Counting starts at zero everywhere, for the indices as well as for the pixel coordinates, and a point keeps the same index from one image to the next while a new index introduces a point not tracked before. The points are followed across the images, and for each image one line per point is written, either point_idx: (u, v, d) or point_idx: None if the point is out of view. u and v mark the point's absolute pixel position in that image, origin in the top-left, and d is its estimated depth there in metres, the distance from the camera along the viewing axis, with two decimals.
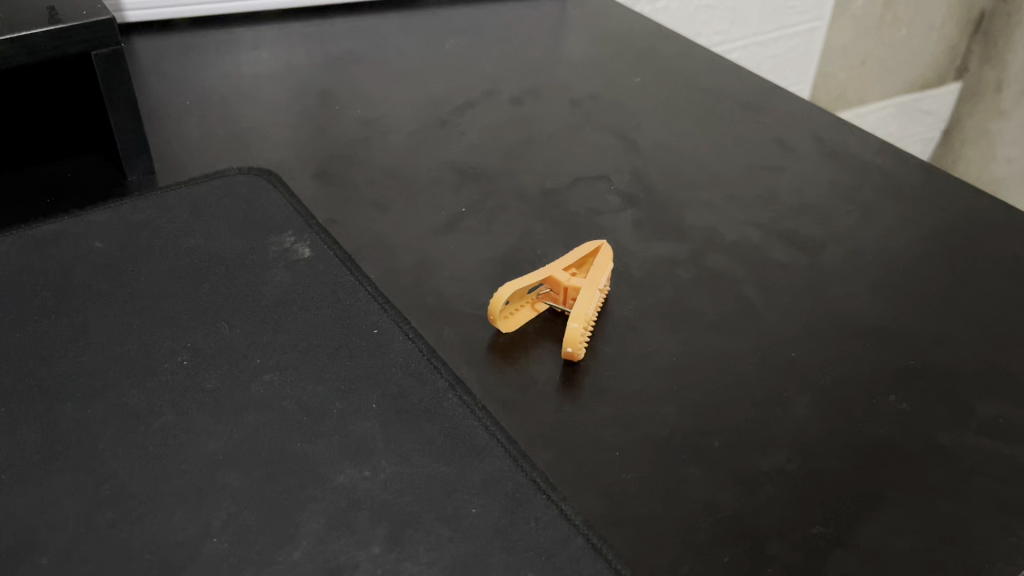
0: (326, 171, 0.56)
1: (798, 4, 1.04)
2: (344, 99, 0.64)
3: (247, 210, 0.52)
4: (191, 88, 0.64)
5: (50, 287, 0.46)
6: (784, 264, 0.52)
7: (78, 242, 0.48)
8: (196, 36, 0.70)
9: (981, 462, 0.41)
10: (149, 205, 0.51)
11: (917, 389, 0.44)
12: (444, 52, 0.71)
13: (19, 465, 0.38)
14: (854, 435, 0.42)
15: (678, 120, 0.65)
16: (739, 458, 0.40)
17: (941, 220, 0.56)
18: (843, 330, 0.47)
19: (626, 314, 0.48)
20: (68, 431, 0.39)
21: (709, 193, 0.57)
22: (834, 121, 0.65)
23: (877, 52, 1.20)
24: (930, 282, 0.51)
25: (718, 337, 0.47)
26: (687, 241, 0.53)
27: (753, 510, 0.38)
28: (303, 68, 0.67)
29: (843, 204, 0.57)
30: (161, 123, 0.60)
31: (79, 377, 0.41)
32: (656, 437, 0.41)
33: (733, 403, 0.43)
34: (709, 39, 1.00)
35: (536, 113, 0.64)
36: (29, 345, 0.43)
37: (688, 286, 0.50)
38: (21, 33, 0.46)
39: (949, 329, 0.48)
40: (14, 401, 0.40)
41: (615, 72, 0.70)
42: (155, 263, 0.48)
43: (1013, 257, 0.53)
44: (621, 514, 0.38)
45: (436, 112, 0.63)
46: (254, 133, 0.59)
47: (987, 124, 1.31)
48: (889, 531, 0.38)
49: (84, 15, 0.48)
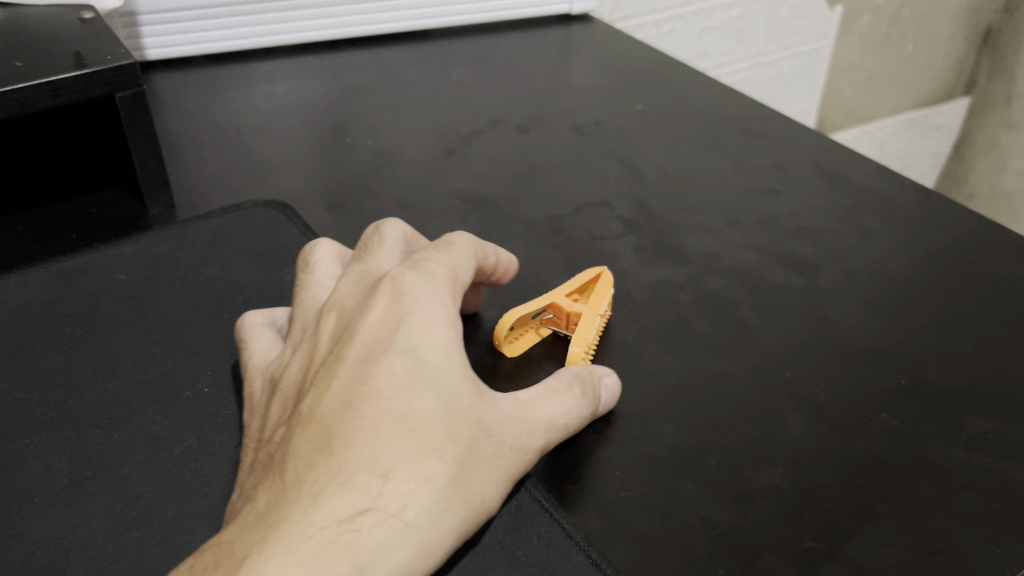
0: (339, 202, 0.58)
1: (804, 24, 1.04)
2: (357, 130, 0.66)
3: (264, 241, 0.54)
4: (211, 123, 0.66)
5: (78, 318, 0.48)
6: (780, 286, 0.54)
7: (104, 275, 0.51)
8: (214, 72, 0.72)
9: (970, 476, 0.42)
10: (170, 238, 0.54)
11: (909, 406, 0.46)
12: (453, 82, 0.74)
13: (52, 489, 0.39)
14: (847, 451, 0.43)
15: (679, 146, 0.67)
16: (736, 476, 0.42)
17: (932, 242, 0.57)
18: (838, 351, 0.49)
19: (625, 337, 0.49)
20: (97, 456, 0.40)
21: (709, 218, 0.59)
22: (830, 147, 0.68)
23: (885, 68, 1.21)
24: (923, 303, 0.53)
25: (716, 359, 0.48)
26: (687, 265, 0.55)
27: (750, 525, 0.40)
28: (317, 100, 0.70)
29: (839, 226, 0.59)
30: (182, 157, 0.62)
31: (105, 405, 0.43)
32: (655, 456, 0.43)
33: (730, 422, 0.45)
34: (714, 60, 1.01)
35: (540, 141, 0.66)
36: (58, 374, 0.44)
37: (687, 310, 0.51)
38: (50, 78, 0.48)
39: (941, 348, 0.49)
40: (46, 430, 0.42)
41: (619, 99, 0.72)
42: (177, 294, 0.50)
43: (1003, 278, 0.54)
44: (621, 530, 0.39)
45: (445, 141, 0.66)
46: (270, 167, 0.62)
47: (998, 136, 1.29)
48: (879, 544, 0.39)
49: (109, 60, 0.50)
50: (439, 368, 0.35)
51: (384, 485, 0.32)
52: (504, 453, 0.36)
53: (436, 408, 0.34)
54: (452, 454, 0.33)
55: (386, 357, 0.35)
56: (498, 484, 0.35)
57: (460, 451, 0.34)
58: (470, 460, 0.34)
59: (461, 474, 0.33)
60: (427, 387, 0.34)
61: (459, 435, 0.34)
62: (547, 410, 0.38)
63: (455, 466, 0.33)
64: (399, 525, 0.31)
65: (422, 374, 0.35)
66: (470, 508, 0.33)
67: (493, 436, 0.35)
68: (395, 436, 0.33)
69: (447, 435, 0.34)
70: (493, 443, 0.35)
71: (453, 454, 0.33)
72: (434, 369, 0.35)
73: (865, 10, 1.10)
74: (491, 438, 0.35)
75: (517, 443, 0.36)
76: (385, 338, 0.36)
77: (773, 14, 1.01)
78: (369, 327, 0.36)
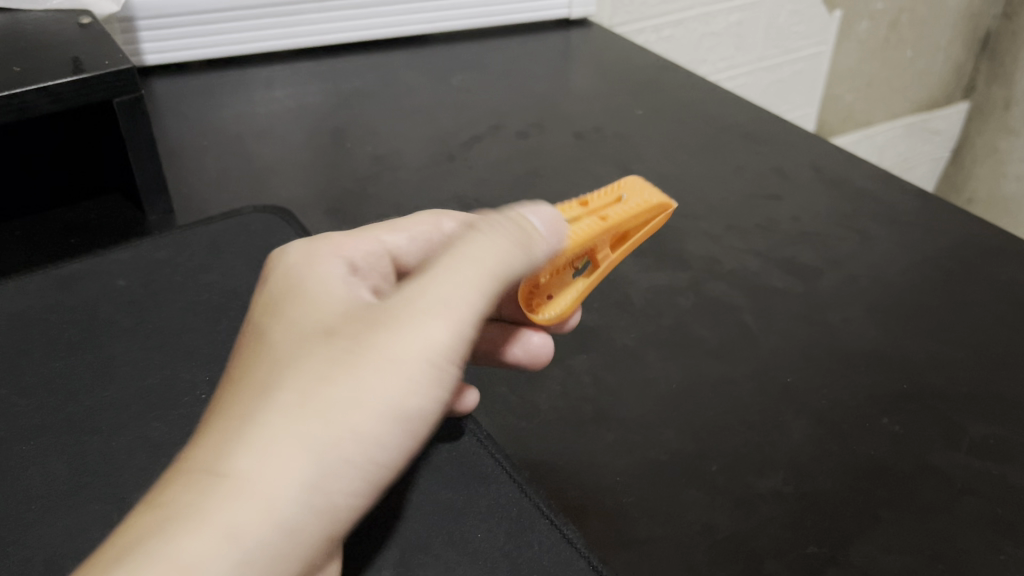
0: (338, 207, 0.58)
1: (804, 30, 1.04)
2: (356, 135, 0.66)
3: (263, 246, 0.54)
4: (209, 129, 0.66)
5: (76, 325, 0.48)
6: (781, 291, 0.54)
7: (103, 280, 0.51)
8: (212, 77, 0.72)
9: (972, 481, 0.42)
10: (169, 243, 0.54)
11: (911, 411, 0.45)
12: (452, 87, 0.73)
13: (50, 496, 0.39)
14: (849, 456, 0.43)
15: (679, 150, 0.67)
16: (737, 481, 0.41)
17: (932, 247, 0.57)
18: (839, 356, 0.49)
19: (626, 342, 0.49)
20: (95, 462, 0.40)
21: (709, 223, 0.59)
22: (830, 152, 0.67)
23: (884, 74, 1.21)
24: (924, 308, 0.52)
25: (717, 364, 0.48)
26: (688, 270, 0.55)
27: (752, 530, 0.39)
28: (316, 105, 0.70)
29: (840, 231, 0.59)
30: (180, 162, 0.62)
31: (104, 411, 0.43)
32: (657, 462, 0.42)
33: (731, 427, 0.44)
34: (715, 65, 1.00)
35: (540, 146, 0.66)
36: (56, 381, 0.44)
37: (688, 315, 0.51)
38: (50, 83, 0.48)
39: (941, 352, 0.49)
40: (44, 436, 0.41)
41: (618, 104, 0.72)
42: (176, 300, 0.50)
43: (1004, 282, 0.54)
44: (622, 536, 0.39)
45: (444, 146, 0.65)
46: (269, 172, 0.62)
47: (997, 141, 1.29)
48: (881, 550, 0.39)
49: (108, 65, 0.50)
50: (291, 314, 0.32)
51: (210, 442, 0.28)
52: (381, 333, 0.30)
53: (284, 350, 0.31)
54: (287, 375, 0.29)
55: (252, 330, 0.33)
56: (378, 366, 0.30)
57: (304, 372, 0.29)
58: (319, 365, 0.30)
59: (309, 381, 0.29)
60: (275, 336, 0.32)
61: (305, 351, 0.30)
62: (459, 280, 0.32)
63: (303, 378, 0.29)
64: (225, 461, 0.27)
65: (272, 329, 0.32)
66: (336, 403, 0.29)
67: (355, 328, 0.31)
68: (226, 398, 0.30)
69: (289, 359, 0.30)
70: (359, 334, 0.31)
71: (295, 370, 0.30)
72: (288, 318, 0.32)
73: (863, 15, 1.10)
74: (353, 332, 0.31)
75: (400, 314, 0.31)
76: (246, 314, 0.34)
77: (773, 19, 1.00)
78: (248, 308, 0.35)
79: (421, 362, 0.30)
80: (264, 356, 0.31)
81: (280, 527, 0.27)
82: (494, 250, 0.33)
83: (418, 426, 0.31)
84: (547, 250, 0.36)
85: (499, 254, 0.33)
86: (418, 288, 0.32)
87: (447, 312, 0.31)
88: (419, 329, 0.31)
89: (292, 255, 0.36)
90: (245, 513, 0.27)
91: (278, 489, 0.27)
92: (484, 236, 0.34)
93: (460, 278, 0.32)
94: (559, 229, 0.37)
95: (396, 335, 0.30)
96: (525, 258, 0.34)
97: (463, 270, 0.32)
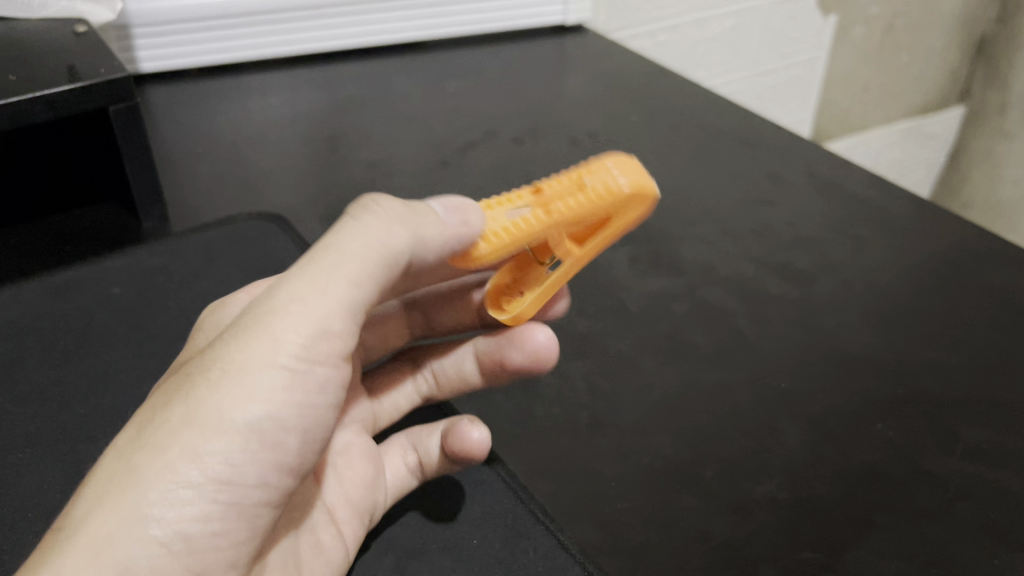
0: (333, 214, 0.58)
1: (799, 35, 1.04)
2: (351, 142, 0.66)
3: (258, 253, 0.54)
4: (203, 136, 0.66)
5: (71, 333, 0.48)
6: (775, 296, 0.54)
7: (98, 288, 0.51)
8: (207, 84, 0.72)
9: (967, 486, 0.42)
10: (165, 251, 0.54)
11: (905, 417, 0.45)
12: (448, 93, 0.74)
13: (44, 504, 0.38)
14: (844, 462, 0.43)
15: (674, 156, 0.67)
16: (732, 487, 0.42)
17: (926, 252, 0.57)
18: (834, 361, 0.49)
19: (622, 348, 0.49)
20: (90, 470, 0.40)
21: (704, 228, 0.59)
22: (826, 157, 0.68)
23: (880, 78, 1.21)
24: (919, 312, 0.53)
25: (712, 370, 0.48)
26: (683, 276, 0.55)
27: (746, 537, 0.39)
28: (311, 112, 0.70)
29: (835, 236, 0.59)
30: (176, 169, 0.62)
31: (99, 419, 0.43)
32: (652, 468, 0.42)
33: (726, 433, 0.44)
34: (711, 70, 1.00)
35: (535, 153, 0.66)
36: (51, 389, 0.44)
37: (684, 321, 0.51)
38: (45, 92, 0.48)
39: (936, 357, 0.49)
40: (39, 444, 0.41)
41: (614, 110, 0.72)
42: (172, 308, 0.50)
43: (999, 287, 0.54)
44: (617, 543, 0.39)
45: (439, 153, 0.66)
46: (264, 180, 0.62)
47: (993, 145, 1.28)
48: (875, 555, 0.39)
49: (103, 73, 0.50)
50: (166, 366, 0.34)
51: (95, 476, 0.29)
52: (220, 346, 0.31)
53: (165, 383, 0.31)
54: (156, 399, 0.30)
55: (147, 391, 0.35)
56: (218, 378, 0.30)
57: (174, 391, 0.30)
58: (165, 395, 0.30)
59: (178, 396, 0.30)
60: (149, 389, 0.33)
61: (158, 391, 0.31)
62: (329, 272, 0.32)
63: (148, 411, 0.30)
64: (80, 495, 0.28)
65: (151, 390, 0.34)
66: (178, 422, 0.29)
67: (202, 351, 0.31)
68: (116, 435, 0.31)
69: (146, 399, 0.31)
70: (202, 355, 0.31)
71: (146, 405, 0.30)
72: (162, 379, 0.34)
73: (859, 20, 1.09)
74: (201, 354, 0.31)
75: (241, 325, 0.31)
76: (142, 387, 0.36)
77: (768, 25, 1.00)
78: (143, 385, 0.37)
79: (259, 369, 0.30)
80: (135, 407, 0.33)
81: (137, 547, 0.28)
82: (353, 240, 0.32)
83: (279, 432, 0.30)
84: (436, 236, 0.34)
85: (365, 240, 0.33)
86: (267, 298, 0.32)
87: (288, 311, 0.31)
88: (260, 336, 0.30)
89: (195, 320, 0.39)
90: (118, 525, 0.27)
91: (126, 516, 0.28)
92: (346, 225, 0.33)
93: (313, 275, 0.32)
94: (468, 211, 0.36)
95: (234, 346, 0.30)
96: (394, 245, 0.33)
97: (312, 270, 0.32)
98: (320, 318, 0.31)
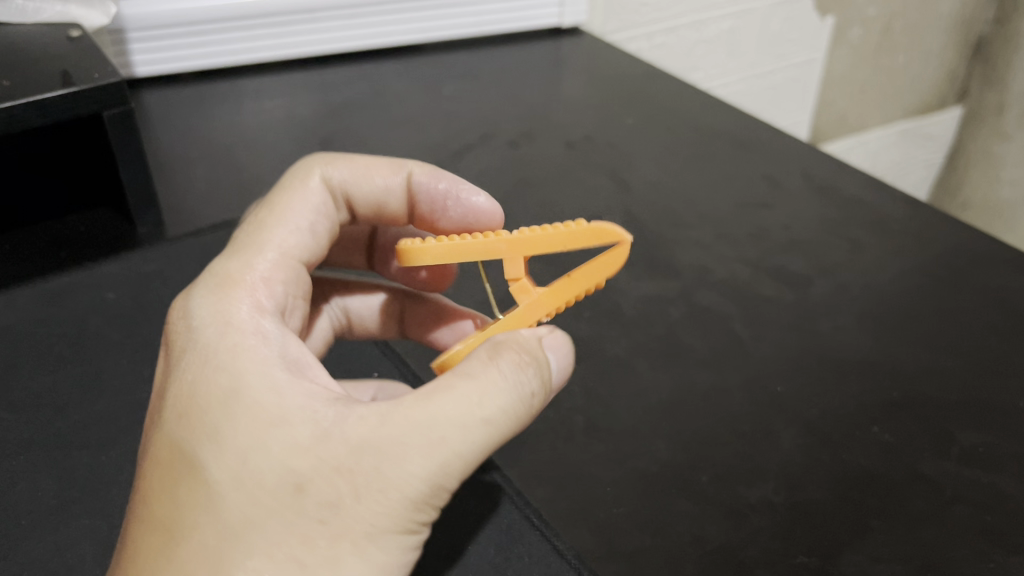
0: None
1: (797, 37, 1.04)
2: (346, 145, 0.66)
3: None
4: (199, 142, 0.66)
5: (65, 338, 0.48)
6: (770, 299, 0.54)
7: (93, 294, 0.51)
8: (202, 88, 0.72)
9: (962, 488, 0.42)
10: (159, 256, 0.54)
11: (900, 420, 0.45)
12: (443, 97, 0.74)
13: (39, 510, 0.38)
14: (838, 466, 0.43)
15: (669, 159, 0.67)
16: (726, 491, 0.41)
17: (923, 255, 0.57)
18: (829, 365, 0.49)
19: (616, 351, 0.49)
20: (85, 477, 0.40)
21: (699, 231, 0.59)
22: (822, 158, 0.68)
23: (879, 80, 1.20)
24: (914, 315, 0.53)
25: (706, 373, 0.48)
26: (678, 278, 0.55)
27: (741, 541, 0.39)
28: (307, 116, 0.70)
29: (831, 238, 0.59)
30: (169, 175, 0.62)
31: (93, 425, 0.43)
32: (648, 472, 0.42)
33: (721, 437, 0.44)
34: (708, 72, 1.00)
35: (531, 156, 0.66)
36: (46, 395, 0.44)
37: (678, 324, 0.51)
38: (38, 97, 0.48)
39: (932, 361, 0.49)
40: (33, 451, 0.41)
41: (609, 112, 0.72)
42: (166, 313, 0.50)
43: (996, 289, 0.54)
44: (612, 548, 0.39)
45: (435, 157, 0.65)
46: (260, 185, 0.62)
47: (992, 146, 1.27)
48: (871, 559, 0.39)
49: (96, 78, 0.50)
50: (241, 438, 0.28)
51: None
52: (362, 501, 0.28)
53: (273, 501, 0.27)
54: (281, 542, 0.27)
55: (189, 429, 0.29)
56: (358, 543, 0.28)
57: (296, 544, 0.27)
58: (295, 541, 0.27)
59: (307, 555, 0.27)
60: (232, 479, 0.28)
61: (277, 513, 0.27)
62: (473, 438, 0.29)
63: (272, 550, 0.27)
64: None
65: (214, 459, 0.28)
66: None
67: (333, 486, 0.28)
68: (212, 544, 0.27)
69: (251, 517, 0.27)
70: (340, 502, 0.28)
71: (263, 542, 0.27)
72: (235, 448, 0.28)
73: (855, 22, 1.09)
74: (334, 495, 0.28)
75: (381, 478, 0.28)
76: (180, 424, 0.30)
77: (765, 26, 0.99)
78: (170, 416, 0.30)
79: (390, 535, 0.28)
80: (211, 490, 0.28)
81: None
82: (502, 409, 0.29)
83: None
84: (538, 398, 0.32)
85: (511, 410, 0.30)
86: (414, 448, 0.28)
87: (436, 483, 0.28)
88: (403, 504, 0.28)
89: (206, 328, 0.32)
90: None
91: None
92: (487, 382, 0.30)
93: (463, 451, 0.29)
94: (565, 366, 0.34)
95: (376, 509, 0.28)
96: (534, 406, 0.31)
97: (461, 437, 0.29)
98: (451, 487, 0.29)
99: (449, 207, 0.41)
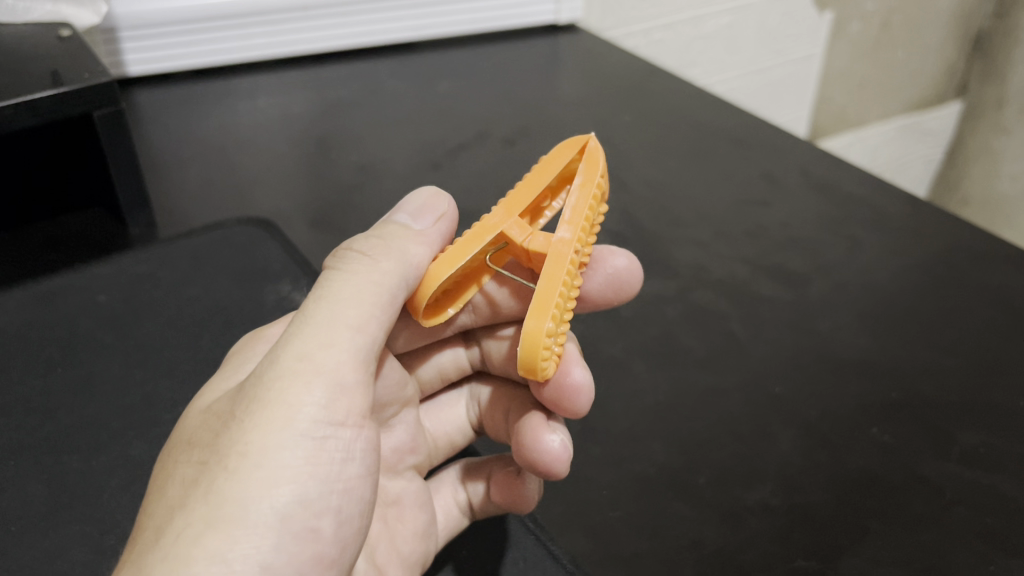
0: (322, 219, 0.58)
1: (796, 32, 1.03)
2: (340, 145, 0.66)
3: (246, 259, 0.53)
4: (189, 140, 0.66)
5: (56, 342, 0.47)
6: (769, 298, 0.53)
7: (84, 295, 0.50)
8: (196, 87, 0.72)
9: (962, 490, 0.42)
10: (151, 257, 0.53)
11: (899, 422, 0.45)
12: (438, 95, 0.73)
13: (29, 517, 0.38)
14: (837, 468, 0.42)
15: (666, 156, 0.66)
16: (725, 495, 0.41)
17: (922, 253, 0.57)
18: (829, 366, 0.48)
19: (614, 352, 0.49)
20: (74, 482, 0.39)
21: (697, 230, 0.59)
22: (822, 155, 0.67)
23: (878, 75, 1.20)
24: (914, 313, 0.52)
25: (705, 374, 0.48)
26: (676, 277, 0.55)
27: (738, 545, 0.39)
28: (303, 115, 0.69)
29: (830, 237, 0.59)
30: (161, 174, 0.62)
31: (85, 429, 0.42)
32: (645, 475, 0.42)
33: (719, 439, 0.44)
34: (704, 68, 0.99)
35: (528, 154, 0.65)
36: (36, 400, 0.44)
37: (677, 325, 0.51)
38: (28, 97, 0.47)
39: (931, 360, 0.49)
40: (24, 456, 0.41)
41: (606, 109, 0.72)
42: (157, 315, 0.49)
43: (996, 287, 0.54)
44: (609, 552, 0.38)
45: (430, 155, 0.65)
46: (254, 185, 0.61)
47: (991, 141, 1.26)
48: (869, 563, 0.38)
49: (87, 78, 0.50)
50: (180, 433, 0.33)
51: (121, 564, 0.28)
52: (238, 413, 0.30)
53: (180, 451, 0.30)
54: (176, 473, 0.29)
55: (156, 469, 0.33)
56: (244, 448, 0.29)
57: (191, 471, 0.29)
58: (186, 471, 0.29)
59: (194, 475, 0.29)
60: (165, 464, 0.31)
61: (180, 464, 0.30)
62: (319, 322, 0.31)
63: (170, 492, 0.29)
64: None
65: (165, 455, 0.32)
66: (212, 507, 0.28)
67: (217, 421, 0.30)
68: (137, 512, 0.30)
69: (163, 482, 0.29)
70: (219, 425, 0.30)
71: (168, 487, 0.29)
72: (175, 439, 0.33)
73: (854, 17, 1.08)
74: (219, 424, 0.30)
75: (246, 399, 0.30)
76: None
77: (762, 23, 0.99)
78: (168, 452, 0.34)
79: (286, 436, 0.29)
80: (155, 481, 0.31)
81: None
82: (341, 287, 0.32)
83: (311, 517, 0.30)
84: (424, 249, 0.34)
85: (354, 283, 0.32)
86: (266, 363, 0.31)
87: (298, 372, 0.30)
88: (279, 399, 0.30)
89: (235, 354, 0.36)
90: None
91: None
92: (328, 282, 0.33)
93: (314, 330, 0.31)
94: (436, 205, 0.36)
95: (255, 414, 0.29)
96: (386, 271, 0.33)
97: (305, 327, 0.31)
98: (329, 371, 0.31)
99: (590, 274, 0.38)
